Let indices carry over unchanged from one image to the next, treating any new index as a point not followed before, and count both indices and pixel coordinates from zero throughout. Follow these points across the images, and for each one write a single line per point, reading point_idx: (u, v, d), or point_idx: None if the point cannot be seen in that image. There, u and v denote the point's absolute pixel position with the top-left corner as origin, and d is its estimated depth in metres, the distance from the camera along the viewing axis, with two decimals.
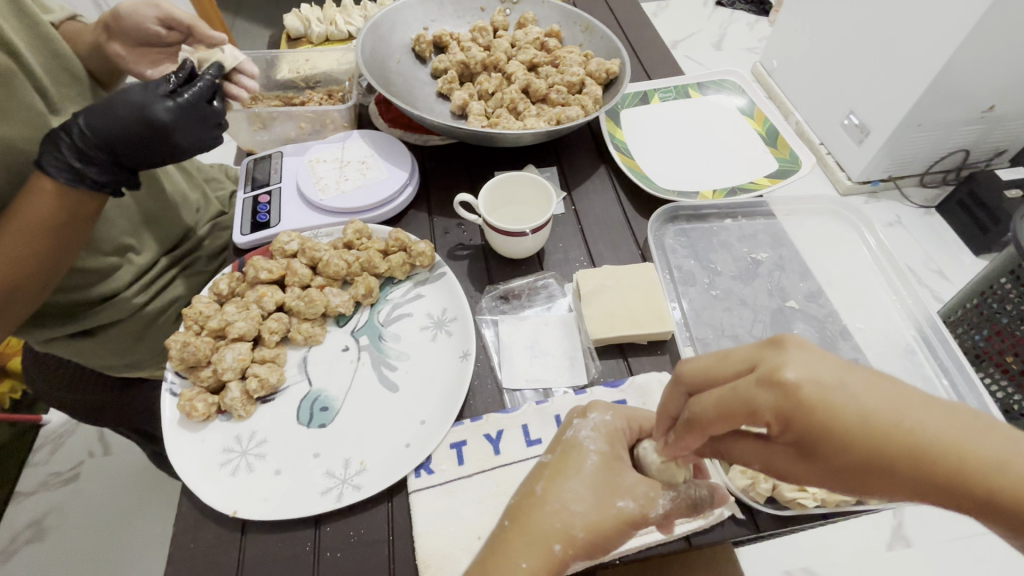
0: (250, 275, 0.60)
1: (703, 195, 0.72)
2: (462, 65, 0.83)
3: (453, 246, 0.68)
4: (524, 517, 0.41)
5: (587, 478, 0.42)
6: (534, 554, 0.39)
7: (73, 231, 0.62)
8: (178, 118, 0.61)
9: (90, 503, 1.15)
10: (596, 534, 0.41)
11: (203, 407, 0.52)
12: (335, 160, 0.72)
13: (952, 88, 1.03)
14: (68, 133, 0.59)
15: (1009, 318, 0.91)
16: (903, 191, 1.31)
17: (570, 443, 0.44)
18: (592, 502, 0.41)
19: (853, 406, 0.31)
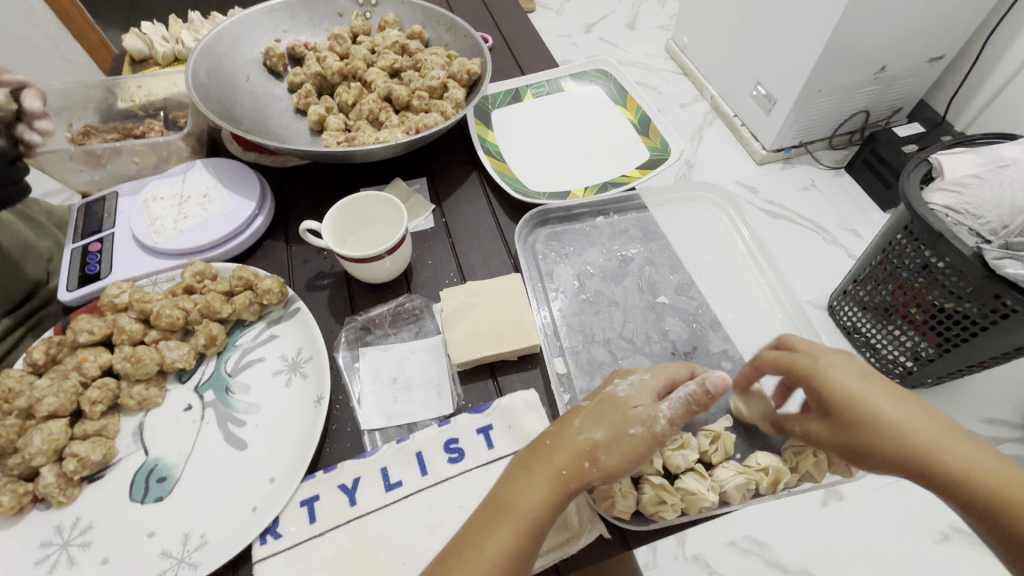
0: (70, 339, 0.54)
1: (574, 194, 0.69)
2: (318, 76, 0.77)
3: (312, 277, 0.64)
4: (560, 439, 0.43)
5: (618, 412, 0.43)
6: (569, 461, 0.41)
7: None
8: None
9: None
10: (619, 457, 0.41)
11: (10, 500, 0.46)
12: (173, 197, 0.66)
13: (831, 56, 1.04)
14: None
15: (909, 272, 0.80)
16: (813, 154, 1.32)
17: (608, 391, 0.45)
18: (613, 425, 0.42)
19: (875, 399, 0.40)
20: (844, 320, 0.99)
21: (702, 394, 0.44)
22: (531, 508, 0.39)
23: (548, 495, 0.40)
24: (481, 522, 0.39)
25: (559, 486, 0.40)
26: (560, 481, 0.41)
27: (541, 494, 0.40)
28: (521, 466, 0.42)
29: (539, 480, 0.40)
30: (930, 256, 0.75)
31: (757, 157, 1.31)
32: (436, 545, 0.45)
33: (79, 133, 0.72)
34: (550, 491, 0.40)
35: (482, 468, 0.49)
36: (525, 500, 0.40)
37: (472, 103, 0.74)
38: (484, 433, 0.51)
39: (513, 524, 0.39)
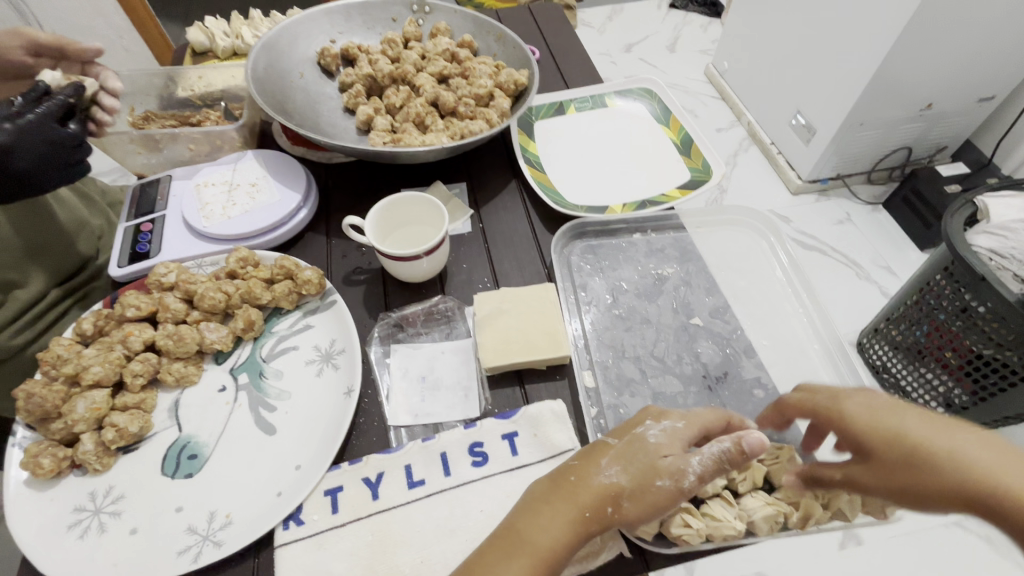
0: (118, 313, 0.56)
1: (613, 209, 0.70)
2: (369, 78, 0.80)
3: (350, 271, 0.65)
4: (585, 477, 0.42)
5: (647, 459, 0.42)
6: (593, 500, 0.41)
7: None
8: (19, 140, 0.55)
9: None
10: (642, 506, 0.41)
11: (50, 463, 0.47)
12: (224, 183, 0.68)
13: (878, 90, 1.03)
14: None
15: (946, 314, 0.77)
16: (851, 188, 1.30)
17: (639, 432, 0.44)
18: (639, 472, 0.41)
19: (901, 429, 0.39)
20: (872, 359, 0.94)
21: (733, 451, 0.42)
22: (547, 539, 0.39)
23: (568, 532, 0.40)
24: (495, 550, 0.39)
25: (578, 528, 0.40)
26: (579, 525, 0.40)
27: (566, 528, 0.40)
28: (541, 496, 0.42)
29: (564, 513, 0.40)
30: (970, 300, 0.73)
31: (792, 187, 1.28)
32: (455, 547, 0.45)
33: (139, 116, 0.75)
34: (570, 528, 0.40)
35: (505, 474, 0.49)
36: (543, 535, 0.39)
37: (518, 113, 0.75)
38: (510, 439, 0.51)
39: (527, 556, 0.38)
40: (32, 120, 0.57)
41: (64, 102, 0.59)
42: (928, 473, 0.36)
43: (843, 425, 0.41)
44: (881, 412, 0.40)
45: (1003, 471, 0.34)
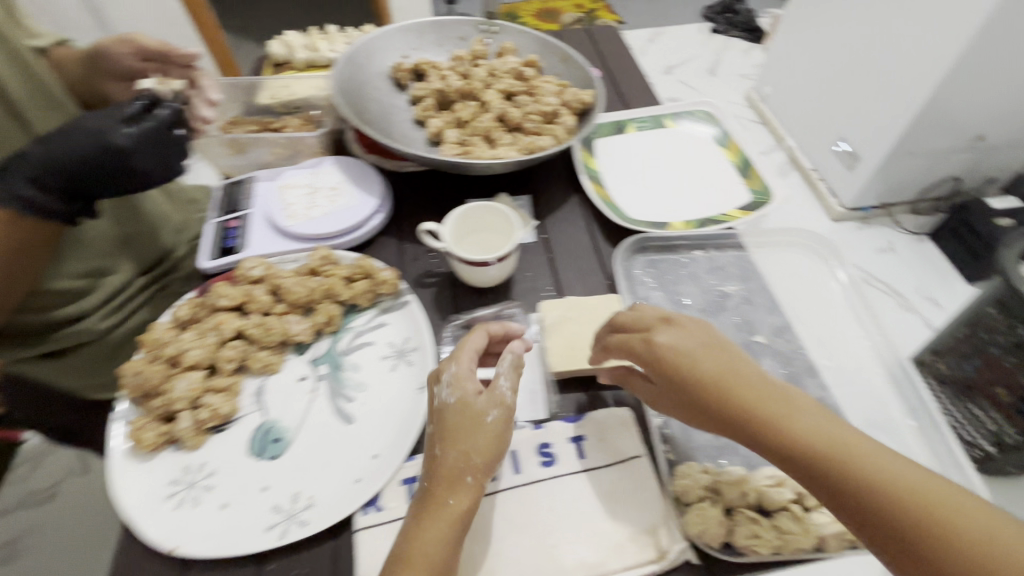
0: (211, 302, 0.60)
1: (673, 226, 0.71)
2: (439, 92, 0.84)
3: (420, 275, 0.68)
4: (435, 475, 0.45)
5: (462, 416, 0.47)
6: (460, 495, 0.44)
7: (30, 262, 0.59)
8: (138, 143, 0.58)
9: (85, 514, 1.32)
10: (485, 455, 0.46)
11: (151, 437, 0.51)
12: (306, 186, 0.72)
13: (927, 125, 0.93)
14: (24, 163, 0.55)
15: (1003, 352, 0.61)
16: (893, 217, 1.15)
17: (439, 405, 0.48)
18: (468, 434, 0.46)
19: (765, 402, 0.41)
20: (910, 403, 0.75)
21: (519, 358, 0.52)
22: (428, 557, 0.41)
23: (447, 529, 0.42)
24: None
25: (458, 517, 0.43)
26: (455, 507, 0.43)
27: (446, 521, 0.43)
28: (416, 517, 0.43)
29: (436, 520, 0.43)
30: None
31: (833, 214, 1.13)
32: (526, 543, 0.46)
33: (227, 120, 0.80)
34: (450, 527, 0.42)
35: (573, 476, 0.50)
36: (431, 545, 0.41)
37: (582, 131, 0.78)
38: (577, 443, 0.52)
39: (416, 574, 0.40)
40: (150, 124, 0.60)
41: (177, 110, 0.62)
42: (791, 440, 0.39)
43: (701, 382, 0.44)
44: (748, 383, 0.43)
45: (846, 452, 0.37)
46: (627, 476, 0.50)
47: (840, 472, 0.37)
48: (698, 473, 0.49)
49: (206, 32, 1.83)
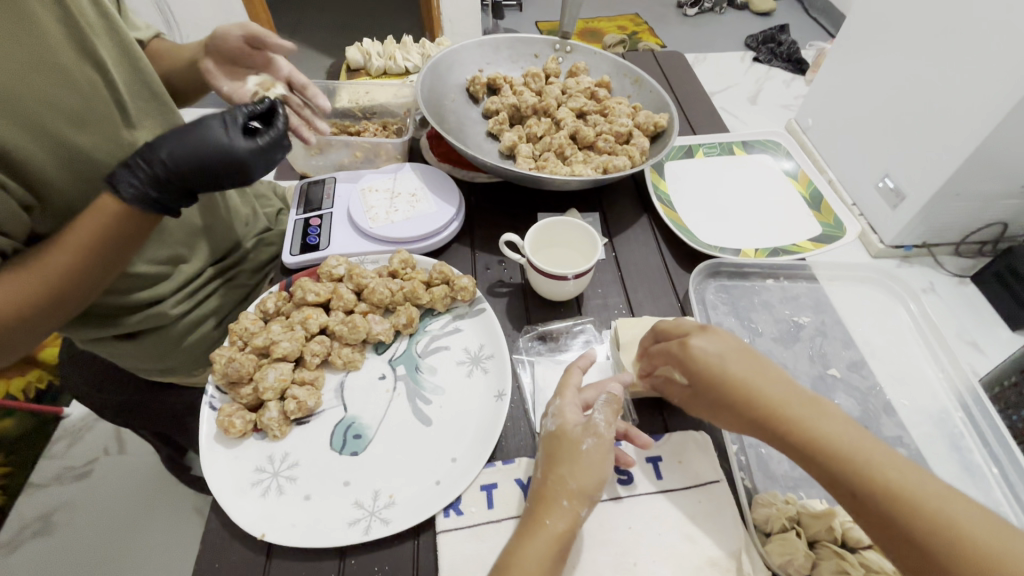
0: (298, 296, 0.62)
1: (745, 253, 0.72)
2: (513, 107, 0.86)
3: (493, 283, 0.69)
4: (538, 497, 0.46)
5: (563, 442, 0.48)
6: (555, 517, 0.44)
7: (130, 248, 0.56)
8: (259, 158, 0.58)
9: (118, 494, 1.34)
10: (586, 479, 0.46)
11: (240, 424, 0.52)
12: (386, 190, 0.74)
13: (977, 167, 0.86)
14: (150, 160, 0.53)
15: None
16: (936, 258, 1.10)
17: (546, 432, 0.50)
18: (568, 458, 0.47)
19: (821, 428, 0.41)
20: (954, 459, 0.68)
21: (616, 398, 0.51)
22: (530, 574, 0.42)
23: (546, 550, 0.43)
24: None
25: (558, 539, 0.43)
26: (554, 529, 0.44)
27: (546, 544, 0.43)
28: (516, 537, 0.45)
29: (536, 541, 0.43)
30: None
31: (872, 250, 1.04)
32: (607, 559, 0.46)
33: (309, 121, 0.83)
34: (551, 548, 0.43)
35: (651, 495, 0.51)
36: (530, 563, 0.42)
37: (655, 153, 0.79)
38: (654, 463, 0.53)
39: None
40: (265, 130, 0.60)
41: (285, 117, 0.64)
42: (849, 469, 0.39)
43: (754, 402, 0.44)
44: (799, 409, 0.42)
45: (908, 484, 0.37)
46: (706, 500, 0.50)
47: (855, 478, 0.39)
48: (781, 503, 0.49)
49: (263, 31, 1.88)
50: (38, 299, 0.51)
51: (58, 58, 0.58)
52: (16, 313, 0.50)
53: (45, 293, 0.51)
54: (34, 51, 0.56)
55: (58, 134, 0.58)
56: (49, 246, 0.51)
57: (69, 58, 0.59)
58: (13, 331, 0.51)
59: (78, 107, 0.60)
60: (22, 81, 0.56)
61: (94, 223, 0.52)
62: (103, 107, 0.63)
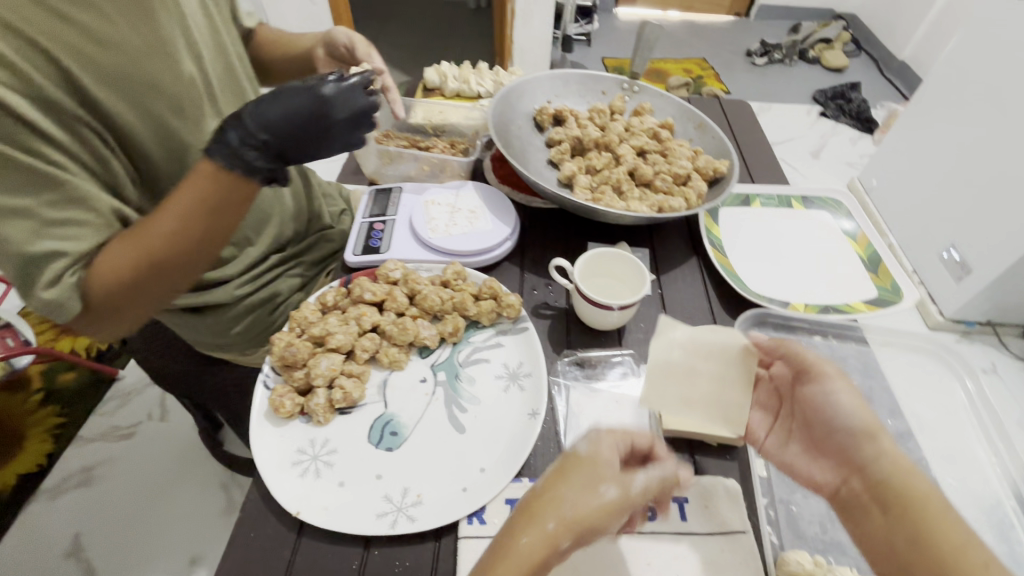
0: (356, 293, 0.66)
1: (795, 306, 0.72)
2: (576, 139, 0.89)
3: (538, 305, 0.71)
4: (529, 513, 0.44)
5: (584, 476, 0.46)
6: (535, 538, 0.42)
7: (229, 219, 0.57)
8: (339, 96, 0.62)
9: (154, 461, 1.42)
10: (585, 519, 0.44)
11: (290, 405, 0.56)
12: (448, 205, 0.78)
13: None
14: (252, 123, 0.57)
15: None
16: (1000, 337, 1.05)
17: (571, 452, 0.48)
18: (579, 489, 0.45)
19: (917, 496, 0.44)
20: None
21: (672, 479, 0.49)
22: None
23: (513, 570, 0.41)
24: None
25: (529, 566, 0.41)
26: (529, 551, 0.42)
27: (519, 563, 0.41)
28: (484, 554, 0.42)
29: (505, 560, 0.41)
30: None
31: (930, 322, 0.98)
32: None
33: (383, 131, 0.89)
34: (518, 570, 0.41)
35: (673, 537, 0.50)
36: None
37: (712, 198, 0.80)
38: (679, 503, 0.53)
39: None
40: (359, 96, 0.64)
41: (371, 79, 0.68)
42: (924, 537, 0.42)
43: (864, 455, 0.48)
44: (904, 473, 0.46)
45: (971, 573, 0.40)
46: (729, 550, 0.49)
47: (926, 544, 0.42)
48: (811, 565, 0.48)
49: None
50: (134, 266, 0.54)
51: (167, 48, 0.64)
52: (119, 276, 0.54)
53: (139, 259, 0.54)
54: (150, 40, 0.62)
55: (161, 118, 0.65)
56: (156, 212, 0.55)
57: (176, 49, 0.66)
58: (115, 296, 0.55)
59: (180, 95, 0.66)
60: (139, 67, 0.62)
61: (191, 192, 0.55)
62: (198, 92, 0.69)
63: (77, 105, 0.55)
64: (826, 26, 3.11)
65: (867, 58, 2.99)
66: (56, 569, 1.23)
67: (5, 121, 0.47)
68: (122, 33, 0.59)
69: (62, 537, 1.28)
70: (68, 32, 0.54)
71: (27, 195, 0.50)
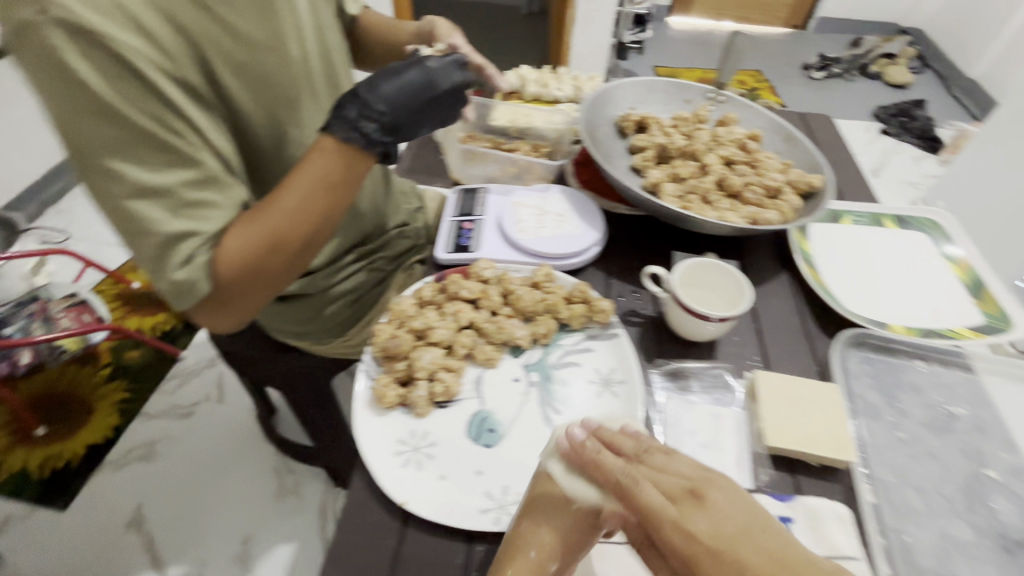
0: (452, 290, 0.67)
1: (894, 328, 0.69)
2: (661, 147, 0.88)
3: (626, 311, 0.71)
4: (513, 542, 0.47)
5: (552, 498, 0.48)
6: (522, 568, 0.45)
7: (343, 197, 0.62)
8: (443, 69, 0.68)
9: (210, 441, 1.46)
10: (564, 537, 0.46)
11: (392, 396, 0.58)
12: (536, 207, 0.79)
13: None
14: (371, 95, 0.61)
15: None
16: None
17: (540, 475, 0.50)
18: (550, 511, 0.47)
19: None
20: None
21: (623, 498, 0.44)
22: None
23: None
24: None
25: None
26: None
27: None
28: None
29: None
30: None
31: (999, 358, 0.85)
32: None
33: (469, 132, 0.91)
34: None
35: None
36: None
37: (805, 213, 0.79)
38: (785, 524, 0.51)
39: None
40: (455, 74, 0.69)
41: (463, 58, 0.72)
42: None
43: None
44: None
45: None
46: None
47: None
48: None
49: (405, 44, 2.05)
50: (262, 240, 0.57)
51: (284, 39, 0.62)
52: (244, 254, 0.57)
53: (267, 233, 0.57)
54: (271, 32, 0.60)
55: (275, 111, 0.64)
56: (279, 189, 0.59)
57: (293, 41, 0.64)
58: (243, 274, 0.58)
59: (291, 88, 0.64)
60: (256, 59, 0.59)
61: (314, 164, 0.59)
62: (310, 80, 0.67)
63: (205, 87, 0.56)
64: (889, 41, 3.01)
65: (933, 74, 2.88)
66: (117, 538, 1.28)
67: (153, 103, 0.49)
68: (247, 22, 0.57)
69: (124, 508, 1.33)
70: (204, 22, 0.54)
71: (167, 175, 0.51)
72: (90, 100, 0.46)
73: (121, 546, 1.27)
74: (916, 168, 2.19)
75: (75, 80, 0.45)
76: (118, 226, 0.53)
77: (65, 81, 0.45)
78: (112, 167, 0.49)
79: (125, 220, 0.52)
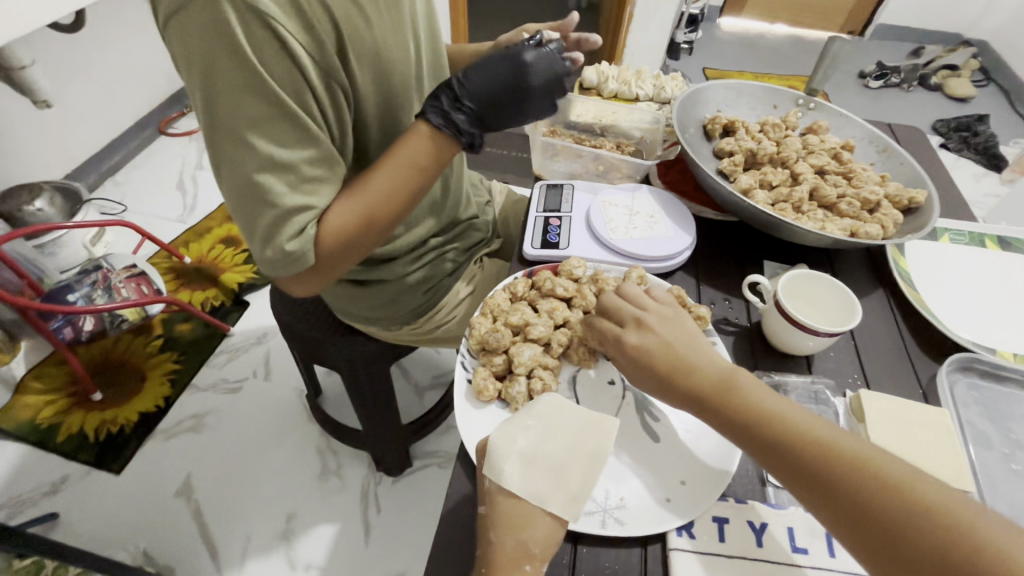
0: (546, 287, 0.66)
1: (1003, 355, 0.66)
2: (751, 152, 0.85)
3: (719, 320, 0.69)
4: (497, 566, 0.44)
5: (510, 503, 0.48)
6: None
7: (430, 180, 0.62)
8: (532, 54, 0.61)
9: (256, 417, 1.49)
10: (544, 538, 0.46)
11: (492, 389, 0.57)
12: (625, 207, 0.78)
13: None
14: (459, 87, 0.60)
15: None
16: None
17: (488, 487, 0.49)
18: (519, 514, 0.47)
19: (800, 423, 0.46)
20: None
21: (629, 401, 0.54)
22: None
23: None
24: None
25: None
26: None
27: None
28: None
29: None
30: None
31: None
32: None
33: (553, 127, 0.91)
34: None
35: None
36: None
37: (906, 230, 0.76)
38: None
39: None
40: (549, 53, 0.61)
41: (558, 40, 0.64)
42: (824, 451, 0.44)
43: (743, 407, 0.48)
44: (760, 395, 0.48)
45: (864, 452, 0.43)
46: None
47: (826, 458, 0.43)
48: None
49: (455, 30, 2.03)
50: (359, 218, 0.58)
51: (405, 25, 0.62)
52: (342, 231, 0.58)
53: (365, 213, 0.58)
54: (397, 18, 0.60)
55: (389, 97, 0.64)
56: (373, 168, 0.59)
57: (409, 29, 0.64)
58: (339, 249, 0.59)
59: (407, 76, 0.65)
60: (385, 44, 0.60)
61: (409, 147, 0.59)
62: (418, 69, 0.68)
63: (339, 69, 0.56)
64: (951, 51, 2.89)
65: (996, 88, 2.75)
66: (167, 506, 1.31)
67: (298, 81, 0.50)
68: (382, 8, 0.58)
69: (174, 477, 1.36)
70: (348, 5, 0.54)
71: (298, 152, 0.52)
72: (246, 74, 0.46)
73: (170, 514, 1.30)
74: (977, 185, 2.10)
75: (238, 51, 0.46)
76: (236, 196, 0.53)
77: (226, 53, 0.46)
78: (250, 139, 0.49)
79: (249, 191, 0.52)
